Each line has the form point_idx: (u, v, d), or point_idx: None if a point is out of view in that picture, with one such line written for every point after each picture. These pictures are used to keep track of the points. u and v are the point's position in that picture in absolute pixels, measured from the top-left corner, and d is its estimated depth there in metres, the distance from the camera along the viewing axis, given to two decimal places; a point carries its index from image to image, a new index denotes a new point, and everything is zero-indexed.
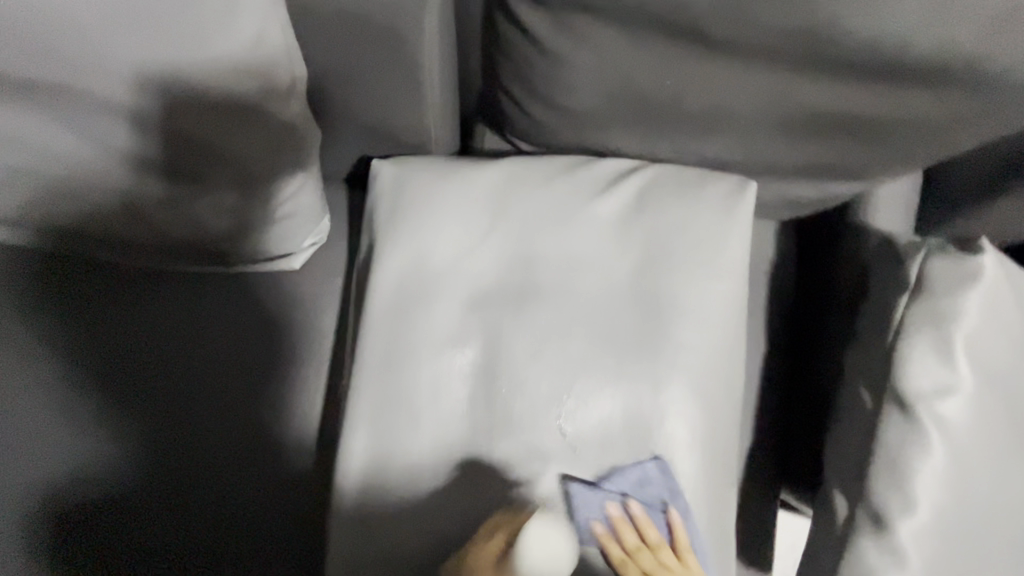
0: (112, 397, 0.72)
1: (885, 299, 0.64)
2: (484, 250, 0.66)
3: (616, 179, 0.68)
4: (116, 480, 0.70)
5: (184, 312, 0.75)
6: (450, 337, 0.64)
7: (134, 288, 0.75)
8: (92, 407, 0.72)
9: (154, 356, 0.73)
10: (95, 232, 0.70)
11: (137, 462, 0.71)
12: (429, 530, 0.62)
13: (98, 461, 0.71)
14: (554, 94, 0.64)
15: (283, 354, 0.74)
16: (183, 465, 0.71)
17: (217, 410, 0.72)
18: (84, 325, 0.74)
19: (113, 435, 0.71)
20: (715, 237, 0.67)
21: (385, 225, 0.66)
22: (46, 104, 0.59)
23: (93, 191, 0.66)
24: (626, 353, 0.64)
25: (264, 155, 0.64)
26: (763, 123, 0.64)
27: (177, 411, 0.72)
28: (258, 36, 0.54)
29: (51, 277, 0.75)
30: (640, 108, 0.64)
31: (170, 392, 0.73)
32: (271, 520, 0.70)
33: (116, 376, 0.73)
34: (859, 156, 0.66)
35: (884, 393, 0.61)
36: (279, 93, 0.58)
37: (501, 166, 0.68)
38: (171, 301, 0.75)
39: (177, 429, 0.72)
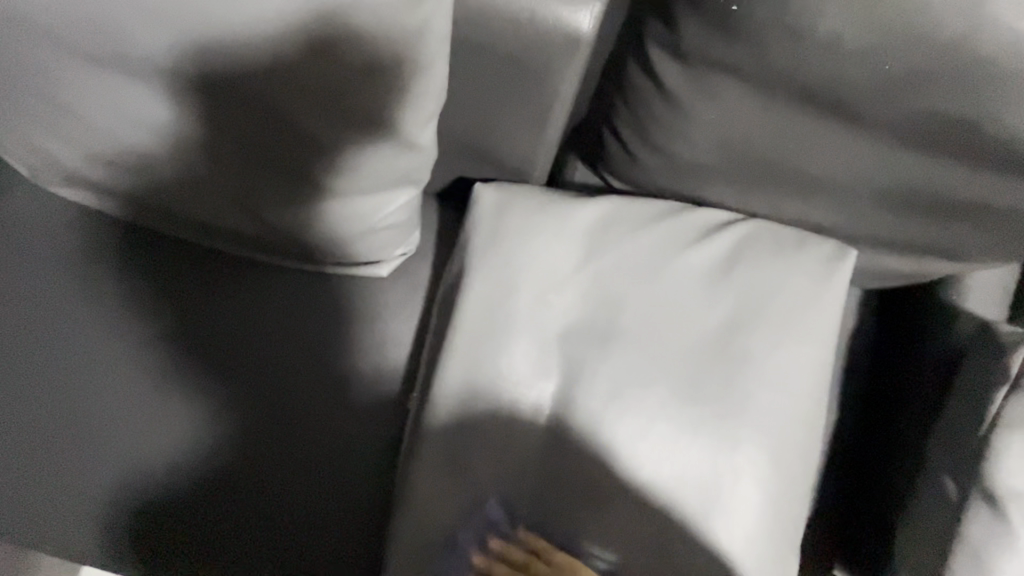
0: (197, 378, 0.74)
1: (981, 389, 0.63)
2: (575, 285, 0.66)
3: (713, 230, 0.68)
4: (182, 462, 0.72)
5: (274, 306, 0.77)
6: (532, 367, 0.65)
7: (222, 276, 0.78)
8: (168, 387, 0.74)
9: (242, 345, 0.76)
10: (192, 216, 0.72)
11: (205, 447, 0.72)
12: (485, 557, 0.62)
13: (166, 442, 0.73)
14: (666, 141, 0.64)
15: (356, 358, 0.76)
16: (257, 455, 0.72)
17: (295, 406, 0.74)
18: (170, 306, 0.76)
19: (191, 418, 0.73)
20: (806, 303, 0.66)
21: (480, 248, 0.67)
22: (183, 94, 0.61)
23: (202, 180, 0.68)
24: (706, 407, 0.63)
25: None
26: (874, 196, 0.64)
27: (257, 402, 0.74)
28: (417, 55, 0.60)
29: (154, 254, 0.78)
30: (751, 166, 0.64)
31: (244, 381, 0.74)
32: (334, 522, 0.71)
33: (194, 359, 0.75)
34: (966, 240, 0.65)
35: (972, 486, 0.59)
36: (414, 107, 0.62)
37: (599, 204, 0.69)
38: (264, 293, 0.77)
39: (254, 420, 0.73)
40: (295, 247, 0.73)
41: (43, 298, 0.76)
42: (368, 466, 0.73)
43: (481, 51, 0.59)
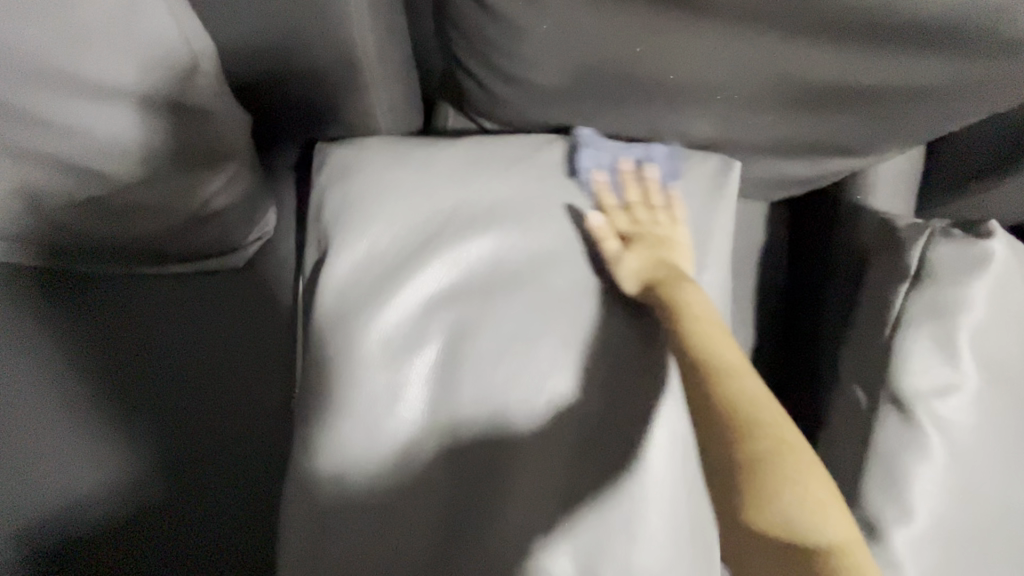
0: (84, 405, 0.69)
1: (882, 290, 0.58)
2: (443, 243, 0.59)
3: (589, 160, 0.61)
4: (78, 501, 0.67)
5: (157, 314, 0.72)
6: (408, 340, 0.58)
7: (86, 297, 0.72)
8: (47, 425, 0.69)
9: (130, 361, 0.71)
10: (26, 239, 0.67)
11: (100, 480, 0.68)
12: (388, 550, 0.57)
13: (56, 483, 0.68)
14: (513, 67, 0.57)
15: (247, 358, 0.72)
16: (171, 468, 0.69)
17: (201, 413, 0.71)
18: (33, 339, 0.70)
19: (85, 447, 0.68)
20: (697, 225, 0.61)
21: (331, 219, 0.60)
22: None
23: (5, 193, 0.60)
24: (603, 354, 0.58)
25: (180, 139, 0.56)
26: (747, 97, 0.57)
27: (159, 416, 0.70)
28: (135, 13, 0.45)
29: (6, 285, 0.71)
30: (611, 79, 0.56)
31: (133, 402, 0.70)
32: (263, 519, 0.69)
33: (71, 390, 0.69)
34: (856, 131, 0.60)
35: (879, 393, 0.56)
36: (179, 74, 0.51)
37: (459, 150, 0.61)
38: (143, 304, 0.72)
39: (160, 435, 0.70)
40: (153, 252, 0.69)
41: None
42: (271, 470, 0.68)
43: None
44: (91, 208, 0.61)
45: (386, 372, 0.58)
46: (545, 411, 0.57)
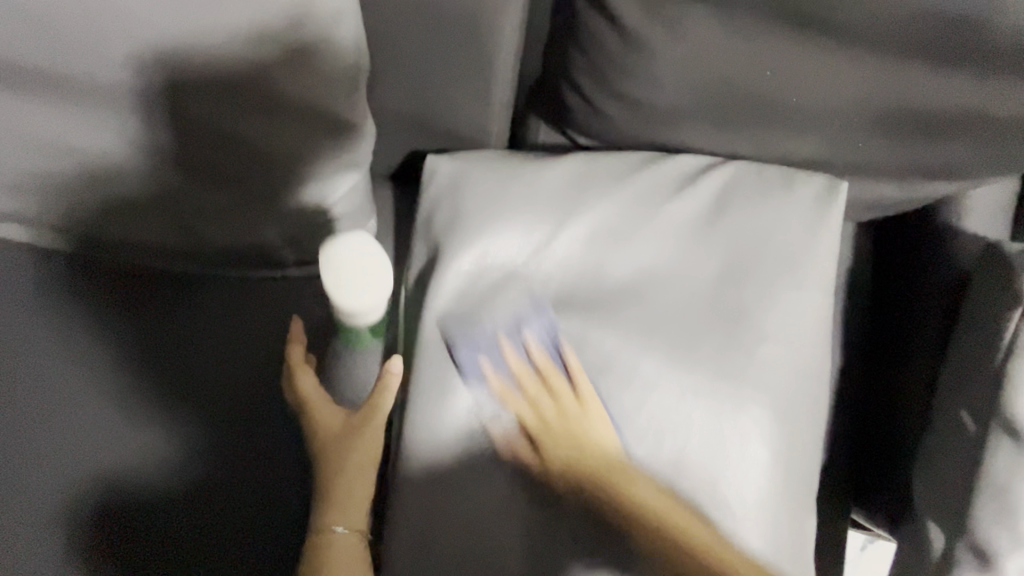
0: (170, 396, 0.69)
1: (989, 314, 0.59)
2: (548, 260, 0.60)
3: (693, 180, 0.62)
4: (145, 484, 0.67)
5: (243, 311, 0.72)
6: (512, 353, 0.59)
7: (167, 286, 0.72)
8: (120, 404, 0.68)
9: (215, 355, 0.70)
10: (134, 240, 0.68)
11: (170, 466, 0.67)
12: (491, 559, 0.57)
13: (125, 463, 0.67)
14: (629, 85, 0.58)
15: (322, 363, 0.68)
16: (249, 463, 0.68)
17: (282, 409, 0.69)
18: (114, 320, 0.70)
19: (168, 437, 0.68)
20: (805, 246, 0.61)
21: (439, 232, 0.61)
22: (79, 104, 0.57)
23: (124, 189, 0.63)
24: (704, 373, 0.59)
25: (311, 139, 0.59)
26: (861, 119, 0.57)
27: (242, 409, 0.69)
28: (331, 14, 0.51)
29: (99, 279, 0.71)
30: (727, 99, 0.57)
31: (223, 395, 0.69)
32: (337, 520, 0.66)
33: (147, 374, 0.69)
34: (963, 155, 0.60)
35: (989, 417, 0.56)
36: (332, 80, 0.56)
37: (565, 166, 0.62)
38: (230, 300, 0.72)
39: (241, 427, 0.69)
40: (262, 252, 0.69)
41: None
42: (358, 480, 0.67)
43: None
44: (203, 208, 0.64)
45: (490, 386, 0.59)
46: (644, 426, 0.58)
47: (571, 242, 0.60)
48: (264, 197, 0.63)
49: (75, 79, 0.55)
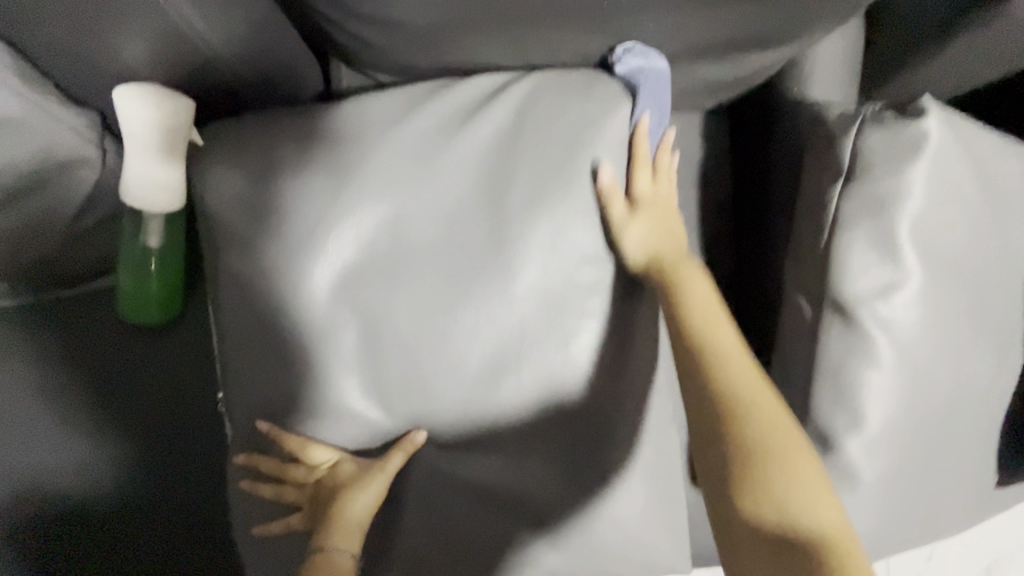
0: (33, 411, 0.68)
1: (818, 193, 0.54)
2: (340, 219, 0.54)
3: (484, 102, 0.56)
4: (56, 485, 0.68)
5: (83, 323, 0.70)
6: (322, 327, 0.55)
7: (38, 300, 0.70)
8: None
9: (71, 366, 0.69)
10: None
11: (40, 483, 0.68)
12: (362, 448, 0.57)
13: (33, 466, 0.68)
14: (372, 9, 0.50)
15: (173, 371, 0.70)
16: (119, 468, 0.69)
17: (150, 409, 0.71)
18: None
19: (36, 456, 0.68)
20: (616, 154, 0.56)
21: (214, 212, 0.55)
22: None
23: None
24: (527, 310, 0.55)
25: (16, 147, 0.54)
26: (643, 1, 0.50)
27: (113, 413, 0.70)
28: None
29: None
30: (487, 7, 0.50)
31: (83, 405, 0.69)
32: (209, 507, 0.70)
33: (39, 383, 0.69)
34: (770, 20, 0.53)
35: (822, 301, 0.53)
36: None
37: (342, 113, 0.56)
38: (65, 314, 0.70)
39: (111, 433, 0.70)
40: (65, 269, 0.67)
41: None
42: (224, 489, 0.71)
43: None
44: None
45: (305, 365, 0.55)
46: (473, 376, 0.55)
47: (363, 197, 0.54)
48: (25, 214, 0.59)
49: None
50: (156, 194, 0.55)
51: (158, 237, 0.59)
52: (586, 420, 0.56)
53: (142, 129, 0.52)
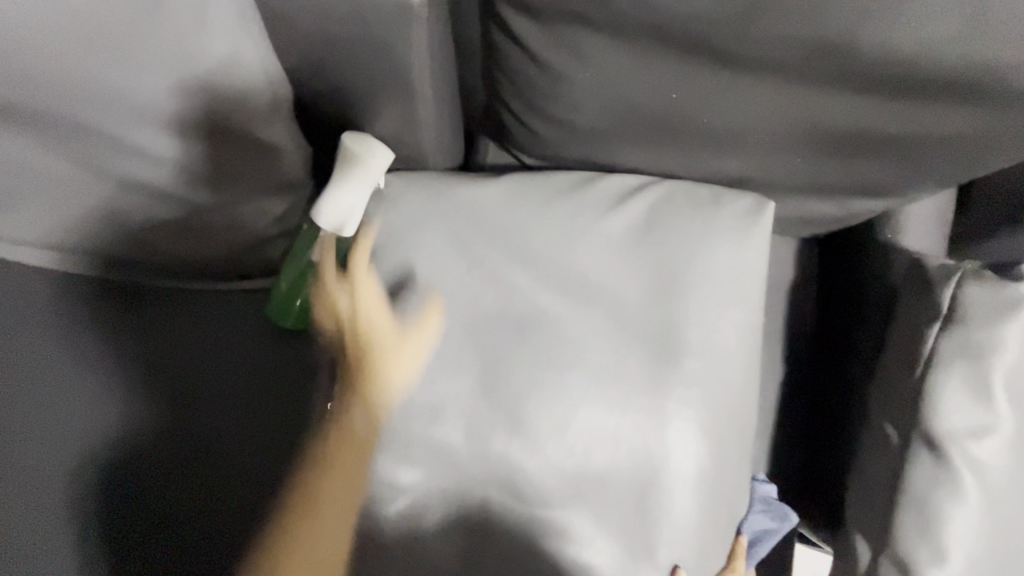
0: (155, 388, 0.71)
1: (912, 331, 0.59)
2: (481, 273, 0.62)
3: (624, 197, 0.64)
4: (115, 476, 0.68)
5: (223, 316, 0.74)
6: (444, 364, 0.60)
7: (142, 291, 0.74)
8: (91, 415, 0.70)
9: (201, 353, 0.72)
10: (125, 254, 0.72)
11: (131, 464, 0.69)
12: (449, 490, 0.59)
13: (99, 445, 0.69)
14: (554, 110, 0.60)
15: (265, 375, 0.72)
16: (209, 465, 0.69)
17: (255, 404, 0.71)
18: (80, 330, 0.72)
19: (135, 433, 0.70)
20: (728, 262, 0.62)
21: (380, 246, 0.63)
22: (67, 143, 0.64)
23: (108, 216, 0.70)
24: (634, 385, 0.60)
25: (248, 163, 0.66)
26: (777, 139, 0.59)
27: (220, 405, 0.71)
28: (234, 48, 0.57)
29: (112, 284, 0.74)
30: (646, 124, 0.59)
31: (197, 392, 0.72)
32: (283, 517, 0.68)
33: (125, 368, 0.71)
34: (886, 174, 0.61)
35: (912, 430, 0.56)
36: (261, 108, 0.62)
37: (502, 184, 0.64)
38: (212, 303, 0.74)
39: (212, 425, 0.71)
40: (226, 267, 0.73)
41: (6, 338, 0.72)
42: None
43: (312, 37, 0.55)
44: (179, 224, 0.69)
45: (422, 398, 0.60)
46: (574, 438, 0.59)
47: (501, 260, 0.62)
48: (222, 212, 0.69)
49: (50, 116, 0.61)
50: (350, 204, 0.61)
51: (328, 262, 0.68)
52: (672, 500, 0.59)
53: (347, 155, 0.61)
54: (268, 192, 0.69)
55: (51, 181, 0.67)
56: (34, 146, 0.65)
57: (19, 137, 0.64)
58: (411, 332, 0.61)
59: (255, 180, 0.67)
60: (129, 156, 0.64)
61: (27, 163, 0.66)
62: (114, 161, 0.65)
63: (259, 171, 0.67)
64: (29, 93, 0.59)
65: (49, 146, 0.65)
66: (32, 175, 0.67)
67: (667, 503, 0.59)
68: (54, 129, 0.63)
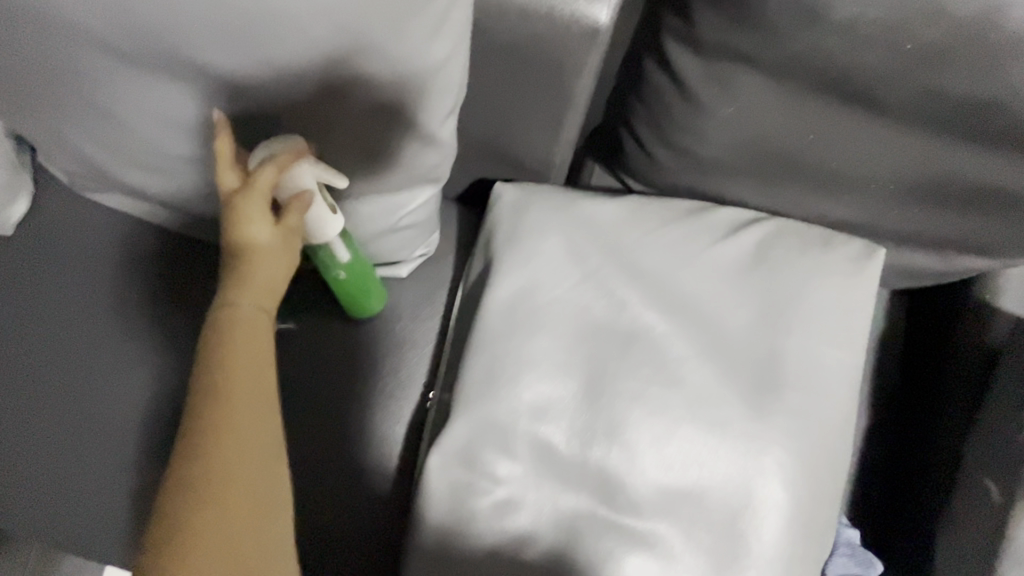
0: None
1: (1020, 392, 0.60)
2: (594, 285, 0.65)
3: (738, 227, 0.66)
4: (177, 439, 0.73)
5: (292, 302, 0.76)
6: (552, 367, 0.63)
7: (216, 270, 0.78)
8: (162, 381, 0.75)
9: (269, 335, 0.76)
10: (221, 219, 0.72)
11: None
12: (547, 488, 0.61)
13: (165, 410, 0.74)
14: (683, 140, 0.62)
15: (356, 358, 0.75)
16: None
17: (314, 390, 0.74)
18: (155, 302, 0.77)
19: None
20: (836, 302, 0.64)
21: (500, 249, 0.66)
22: (150, 95, 0.57)
23: (206, 183, 0.67)
24: (733, 410, 0.61)
25: (376, 152, 0.58)
26: (897, 190, 0.61)
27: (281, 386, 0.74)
28: (440, 24, 0.48)
29: (198, 260, 0.79)
30: (770, 162, 0.61)
31: None
32: (328, 501, 0.71)
33: (199, 341, 0.76)
34: (1005, 234, 0.62)
35: (1018, 490, 0.56)
36: (412, 95, 0.53)
37: (621, 203, 0.67)
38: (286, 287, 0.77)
39: None
40: None
41: (94, 297, 0.77)
42: (367, 494, 0.72)
43: None
44: None
45: (528, 397, 0.62)
46: (671, 454, 0.60)
47: (615, 275, 0.65)
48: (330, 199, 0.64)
49: (136, 65, 0.54)
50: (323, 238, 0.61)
51: (350, 249, 0.66)
52: (763, 529, 0.60)
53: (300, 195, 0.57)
54: (387, 184, 0.63)
55: (141, 140, 0.63)
56: (115, 95, 0.58)
57: (101, 84, 0.57)
58: (524, 332, 0.63)
59: (371, 171, 0.61)
60: (222, 122, 0.58)
61: (114, 115, 0.60)
62: (207, 122, 0.59)
63: (377, 162, 0.60)
64: (126, 49, 0.53)
65: (129, 96, 0.58)
66: (120, 128, 0.62)
67: (755, 531, 0.60)
68: (138, 77, 0.55)
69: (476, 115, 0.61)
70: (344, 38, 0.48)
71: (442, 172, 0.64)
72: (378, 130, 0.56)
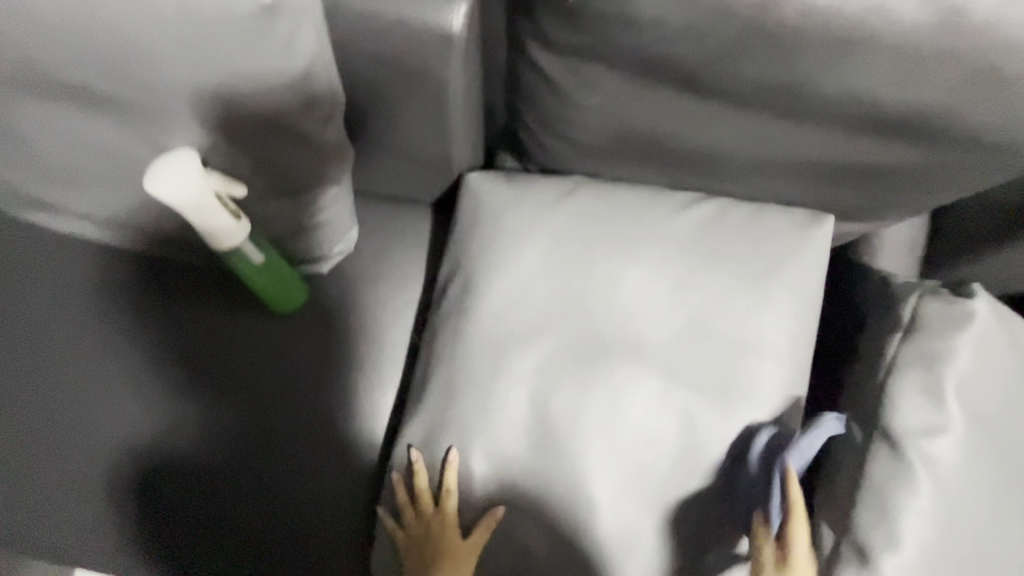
0: (199, 374, 0.79)
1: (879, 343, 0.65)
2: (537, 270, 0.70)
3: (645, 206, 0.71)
4: (163, 448, 0.78)
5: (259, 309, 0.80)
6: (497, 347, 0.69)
7: (173, 284, 0.81)
8: (142, 394, 0.79)
9: (241, 344, 0.79)
10: (144, 226, 0.75)
11: (174, 439, 0.78)
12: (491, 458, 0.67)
13: (147, 422, 0.78)
14: (564, 129, 0.66)
15: (291, 351, 0.79)
16: (248, 445, 0.78)
17: (289, 393, 0.78)
18: (93, 353, 0.79)
19: (176, 412, 0.78)
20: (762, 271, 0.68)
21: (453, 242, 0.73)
22: (56, 112, 0.61)
23: (124, 193, 0.70)
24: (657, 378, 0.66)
25: (270, 155, 0.62)
26: (765, 166, 0.65)
27: (258, 391, 0.79)
28: (293, 37, 0.50)
29: (151, 272, 0.81)
30: (647, 145, 0.66)
31: (235, 380, 0.79)
32: (311, 491, 0.77)
33: (172, 354, 0.79)
34: (866, 201, 0.68)
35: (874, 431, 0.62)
36: (290, 104, 0.56)
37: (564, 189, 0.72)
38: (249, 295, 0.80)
39: (249, 409, 0.78)
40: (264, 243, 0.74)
41: (38, 311, 0.80)
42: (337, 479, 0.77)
43: None
44: None
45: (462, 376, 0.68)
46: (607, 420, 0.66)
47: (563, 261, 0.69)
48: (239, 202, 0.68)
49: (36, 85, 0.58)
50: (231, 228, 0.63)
51: (262, 250, 0.70)
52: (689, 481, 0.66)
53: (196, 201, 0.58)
54: (289, 185, 0.66)
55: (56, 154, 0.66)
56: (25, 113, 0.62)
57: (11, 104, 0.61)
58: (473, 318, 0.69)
59: (271, 173, 0.64)
60: (126, 134, 0.62)
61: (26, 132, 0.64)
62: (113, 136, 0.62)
63: (275, 165, 0.63)
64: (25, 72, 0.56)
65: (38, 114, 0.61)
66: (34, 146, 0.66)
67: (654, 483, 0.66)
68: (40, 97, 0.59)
69: (367, 115, 0.65)
70: (211, 54, 0.51)
71: (342, 170, 0.68)
72: (269, 138, 0.60)
